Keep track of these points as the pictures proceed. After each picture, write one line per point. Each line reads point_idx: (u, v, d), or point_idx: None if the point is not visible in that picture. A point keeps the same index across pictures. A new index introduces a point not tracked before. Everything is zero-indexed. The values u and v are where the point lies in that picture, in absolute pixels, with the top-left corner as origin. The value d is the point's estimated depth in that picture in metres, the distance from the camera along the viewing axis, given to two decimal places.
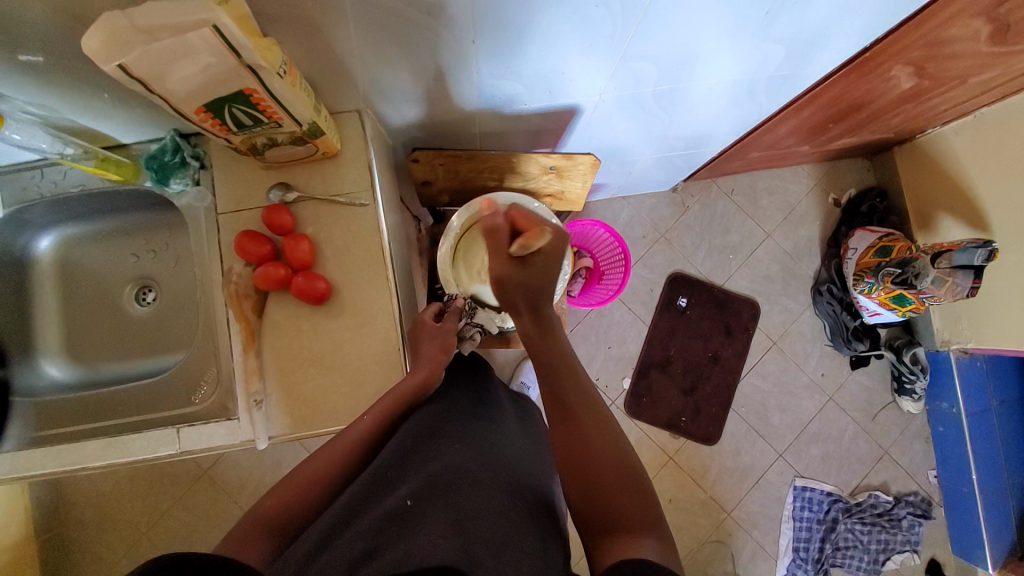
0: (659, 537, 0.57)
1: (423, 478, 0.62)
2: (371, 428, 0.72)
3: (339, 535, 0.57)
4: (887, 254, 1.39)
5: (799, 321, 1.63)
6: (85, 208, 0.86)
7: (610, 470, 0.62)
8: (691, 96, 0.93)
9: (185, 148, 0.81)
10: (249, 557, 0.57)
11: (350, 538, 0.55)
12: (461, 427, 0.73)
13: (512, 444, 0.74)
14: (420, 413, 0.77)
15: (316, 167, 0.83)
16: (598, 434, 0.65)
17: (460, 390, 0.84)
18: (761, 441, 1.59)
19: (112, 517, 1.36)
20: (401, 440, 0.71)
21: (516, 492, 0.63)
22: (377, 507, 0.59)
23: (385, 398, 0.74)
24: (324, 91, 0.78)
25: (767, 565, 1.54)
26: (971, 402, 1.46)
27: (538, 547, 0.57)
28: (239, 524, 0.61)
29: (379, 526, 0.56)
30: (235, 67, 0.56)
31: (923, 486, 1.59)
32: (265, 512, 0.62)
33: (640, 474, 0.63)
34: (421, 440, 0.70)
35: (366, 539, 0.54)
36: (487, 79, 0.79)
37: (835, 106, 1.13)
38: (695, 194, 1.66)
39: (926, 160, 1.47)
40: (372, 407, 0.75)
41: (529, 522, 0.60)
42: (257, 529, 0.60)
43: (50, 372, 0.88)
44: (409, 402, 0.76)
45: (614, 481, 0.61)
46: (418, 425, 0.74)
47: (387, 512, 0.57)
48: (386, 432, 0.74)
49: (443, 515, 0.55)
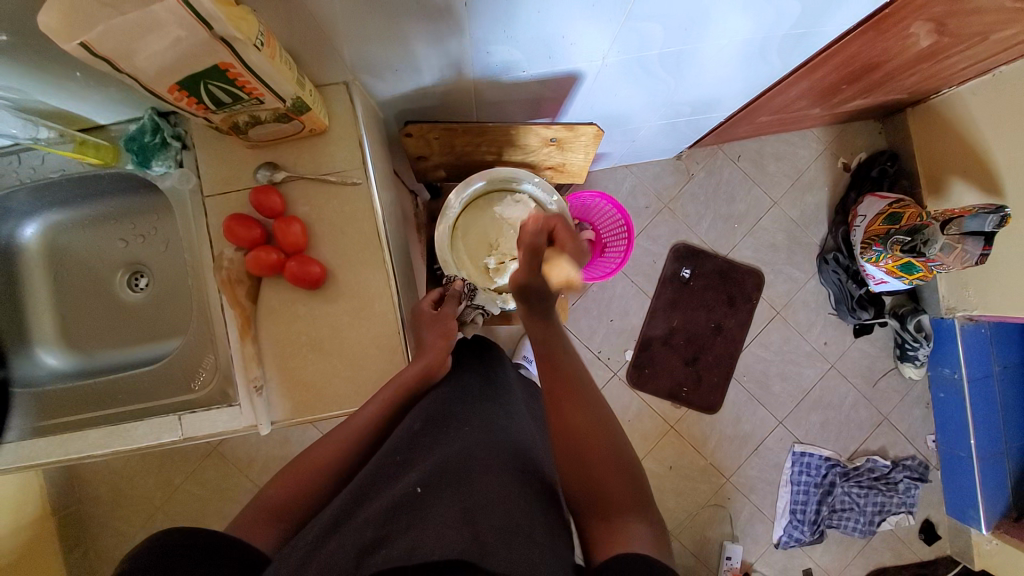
0: (652, 530, 0.57)
1: (431, 464, 0.61)
2: (371, 423, 0.72)
3: (346, 521, 0.56)
4: (896, 222, 1.35)
5: (803, 290, 1.61)
6: (67, 193, 0.83)
7: (608, 460, 0.61)
8: (700, 58, 0.88)
9: (164, 128, 0.77)
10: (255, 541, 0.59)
11: (356, 526, 0.54)
12: (469, 410, 0.72)
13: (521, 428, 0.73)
14: (432, 395, 0.75)
15: (304, 145, 0.79)
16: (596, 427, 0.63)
17: (468, 372, 0.82)
18: (762, 409, 1.60)
19: (126, 493, 1.40)
20: (408, 425, 0.70)
21: (525, 478, 0.63)
22: (384, 495, 0.58)
23: (390, 386, 0.74)
24: (307, 63, 0.73)
25: (765, 526, 1.58)
26: (972, 368, 1.46)
27: (547, 535, 0.56)
28: (244, 512, 0.63)
29: (388, 513, 0.55)
30: (207, 40, 0.52)
31: (921, 450, 1.61)
32: (270, 499, 0.64)
33: (634, 466, 0.62)
34: (426, 425, 0.69)
35: (374, 527, 0.53)
36: (481, 46, 0.73)
37: (851, 66, 1.07)
38: (700, 161, 1.61)
39: (940, 121, 1.40)
40: (375, 397, 0.74)
41: (540, 511, 0.59)
42: (262, 516, 0.62)
43: (47, 361, 0.87)
44: (413, 389, 0.75)
45: (613, 475, 0.60)
46: (426, 408, 0.72)
47: (395, 499, 0.57)
48: (394, 416, 0.74)
49: (452, 504, 0.55)
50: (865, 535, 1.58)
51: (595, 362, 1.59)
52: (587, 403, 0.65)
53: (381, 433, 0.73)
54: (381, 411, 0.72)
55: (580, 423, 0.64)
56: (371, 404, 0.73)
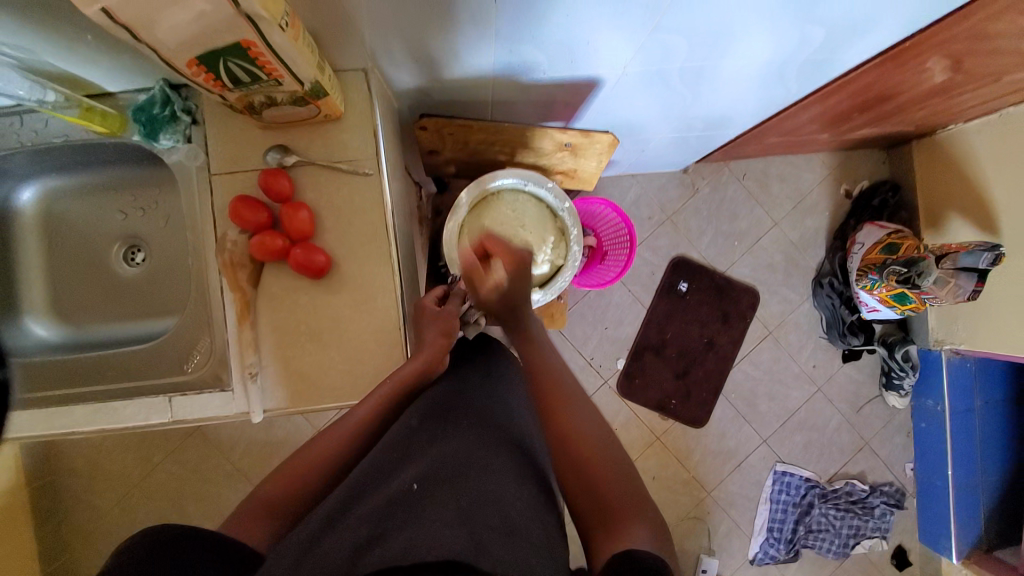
0: (652, 528, 0.58)
1: (429, 461, 0.61)
2: (369, 418, 0.71)
3: (344, 516, 0.57)
4: (894, 251, 1.37)
5: (797, 312, 1.62)
6: (68, 159, 0.81)
7: (602, 462, 0.62)
8: (719, 75, 0.88)
9: (175, 101, 0.75)
10: (252, 543, 0.57)
11: (354, 521, 0.55)
12: (468, 405, 0.72)
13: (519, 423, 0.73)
14: (428, 393, 0.74)
15: (317, 130, 0.78)
16: (585, 426, 0.65)
17: (469, 367, 0.82)
18: (747, 427, 1.61)
19: (103, 467, 1.37)
20: (406, 420, 0.69)
21: (523, 477, 0.63)
22: (380, 491, 0.59)
23: (388, 381, 0.72)
24: (328, 47, 0.72)
25: (741, 542, 1.59)
26: (955, 401, 1.48)
27: (543, 533, 0.57)
28: (238, 509, 0.61)
29: (383, 512, 0.55)
30: (232, 16, 0.50)
31: (899, 477, 1.64)
32: (263, 497, 0.62)
33: (625, 457, 0.65)
34: (424, 419, 0.69)
35: (371, 525, 0.54)
36: (506, 44, 0.73)
37: (863, 96, 1.08)
38: (706, 176, 1.61)
39: (944, 154, 1.42)
40: (371, 394, 0.72)
41: (538, 511, 0.60)
42: (260, 512, 0.60)
43: (36, 332, 0.85)
44: (415, 388, 0.75)
45: (610, 473, 0.62)
46: (423, 404, 0.71)
47: (391, 497, 0.57)
48: (391, 412, 0.73)
49: (449, 503, 0.55)
50: (839, 557, 1.60)
51: (587, 368, 1.59)
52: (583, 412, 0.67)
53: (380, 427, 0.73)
54: (376, 411, 0.71)
55: (584, 434, 0.64)
56: (365, 403, 0.71)
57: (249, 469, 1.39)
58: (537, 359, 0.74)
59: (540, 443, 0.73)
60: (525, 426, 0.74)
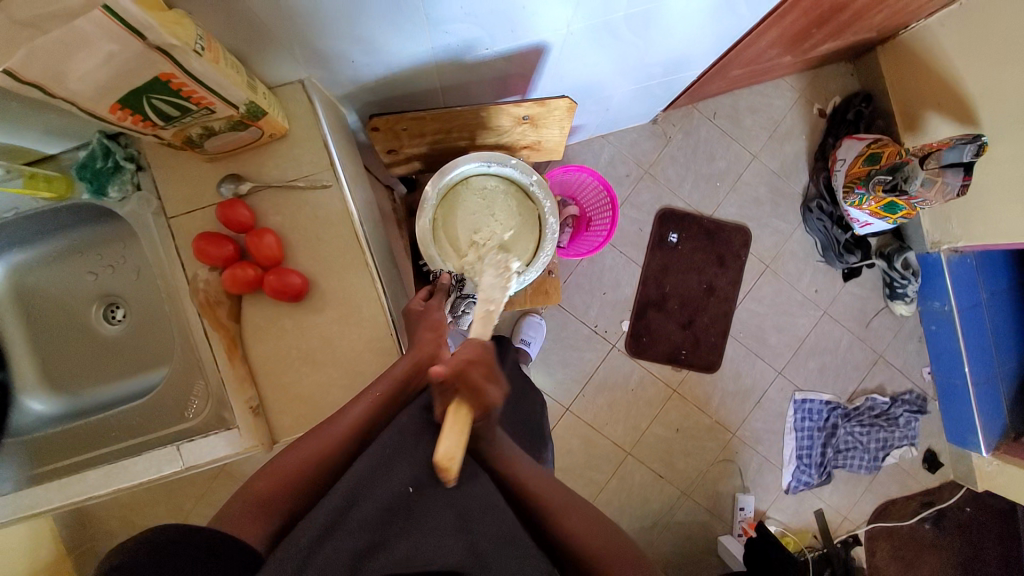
0: None
1: (428, 461, 0.59)
2: (363, 418, 0.68)
3: (339, 523, 0.53)
4: (877, 161, 1.35)
5: (791, 240, 1.61)
6: (26, 230, 0.79)
7: (602, 551, 0.62)
8: (666, 16, 0.84)
9: (116, 151, 0.73)
10: (244, 537, 0.58)
11: (352, 527, 0.53)
12: None
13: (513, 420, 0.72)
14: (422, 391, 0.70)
15: (266, 152, 0.76)
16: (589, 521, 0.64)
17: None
18: (760, 362, 1.62)
19: (137, 524, 1.38)
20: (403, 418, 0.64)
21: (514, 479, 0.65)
22: (378, 491, 0.56)
23: (381, 381, 0.71)
24: (256, 65, 0.69)
25: (773, 475, 1.62)
26: (960, 298, 1.47)
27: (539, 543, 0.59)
28: (229, 505, 0.62)
29: (382, 519, 0.54)
30: (142, 51, 0.48)
31: (917, 383, 1.65)
32: (257, 494, 0.62)
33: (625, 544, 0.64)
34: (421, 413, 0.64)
35: (370, 533, 0.53)
36: (439, 26, 0.70)
37: (818, 9, 1.04)
38: (676, 122, 1.58)
39: (911, 54, 1.39)
40: (366, 396, 0.70)
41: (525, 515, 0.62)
42: (251, 510, 0.61)
43: (33, 408, 0.84)
44: (408, 386, 0.72)
45: (608, 554, 0.62)
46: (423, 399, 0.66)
47: (390, 501, 0.55)
48: (385, 413, 0.70)
49: (448, 509, 0.56)
50: (870, 471, 1.62)
51: (593, 337, 1.58)
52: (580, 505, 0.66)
53: (374, 427, 0.69)
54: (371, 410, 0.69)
55: (581, 523, 0.64)
56: (359, 406, 0.69)
57: None
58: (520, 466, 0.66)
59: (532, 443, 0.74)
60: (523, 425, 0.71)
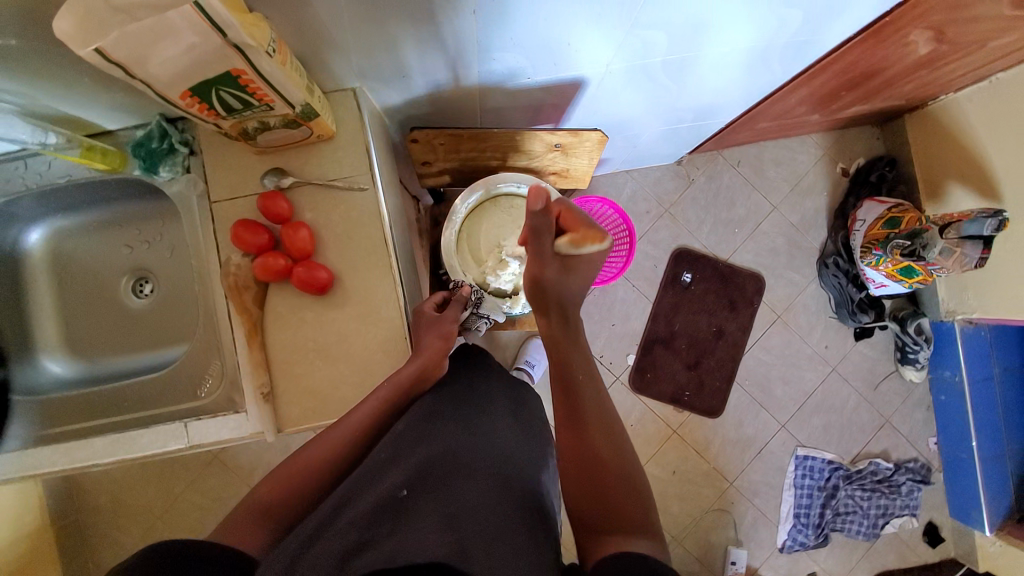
0: (651, 536, 0.58)
1: (416, 465, 0.62)
2: (366, 424, 0.71)
3: (331, 523, 0.54)
4: (896, 226, 1.36)
5: (805, 294, 1.61)
6: (74, 198, 0.83)
7: (614, 471, 0.64)
8: (700, 65, 0.88)
9: (172, 134, 0.77)
10: (246, 546, 0.58)
11: (343, 525, 0.54)
12: (454, 410, 0.73)
13: (504, 434, 0.72)
14: (420, 401, 0.74)
15: (311, 151, 0.79)
16: (604, 431, 0.67)
17: (456, 379, 0.81)
18: (764, 413, 1.60)
19: (124, 502, 1.38)
20: (396, 427, 0.69)
21: (509, 485, 0.63)
22: (368, 494, 0.58)
23: (385, 385, 0.73)
24: (315, 70, 0.74)
25: (768, 530, 1.57)
26: (973, 370, 1.47)
27: (528, 537, 0.58)
28: (235, 510, 0.63)
29: (373, 516, 0.54)
30: (220, 46, 0.52)
31: (923, 453, 1.61)
32: (259, 500, 0.64)
33: (639, 476, 0.65)
34: (415, 423, 0.69)
35: (360, 531, 0.53)
36: (488, 52, 0.74)
37: (851, 73, 1.08)
38: (700, 166, 1.62)
39: (938, 125, 1.42)
40: (366, 400, 0.73)
41: (517, 512, 0.60)
42: (253, 516, 0.62)
43: (51, 369, 0.87)
44: (408, 393, 0.75)
45: (617, 479, 0.63)
46: (415, 412, 0.71)
47: (381, 500, 0.56)
48: (385, 421, 0.73)
49: (435, 510, 0.57)
50: (869, 538, 1.57)
51: (597, 367, 1.58)
52: (604, 415, 0.69)
53: (374, 434, 0.72)
54: (374, 412, 0.72)
55: (603, 438, 0.67)
56: (359, 411, 0.72)
57: None
58: (570, 362, 0.74)
59: (532, 455, 0.72)
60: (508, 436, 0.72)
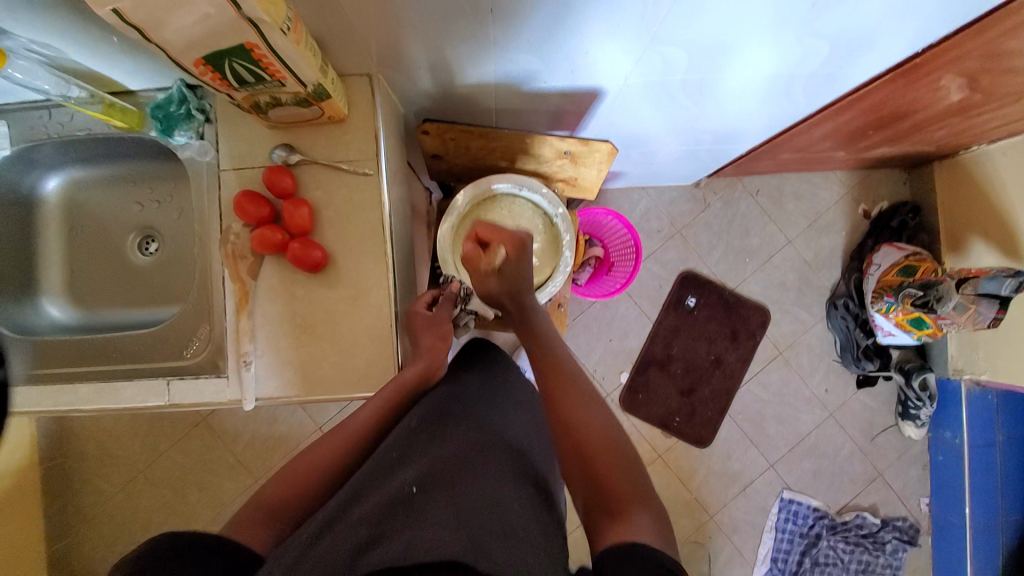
0: (653, 516, 0.59)
1: (428, 463, 0.62)
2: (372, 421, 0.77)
3: (340, 520, 0.57)
4: (910, 274, 1.34)
5: (809, 333, 1.58)
6: (92, 152, 0.86)
7: (609, 461, 0.64)
8: (723, 87, 0.88)
9: (191, 100, 0.79)
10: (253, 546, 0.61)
11: (351, 522, 0.55)
12: (470, 409, 0.73)
13: (519, 435, 0.73)
14: (432, 393, 0.77)
15: (321, 131, 0.81)
16: (581, 406, 0.71)
17: (466, 371, 0.83)
18: (753, 449, 1.57)
19: (110, 452, 1.42)
20: (407, 423, 0.72)
21: (521, 483, 0.64)
22: (380, 491, 0.59)
23: (387, 389, 0.77)
24: (333, 53, 0.75)
25: (743, 569, 1.54)
26: (975, 435, 1.42)
27: (543, 539, 0.57)
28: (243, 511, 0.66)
29: (383, 512, 0.56)
30: (234, 20, 0.54)
31: (913, 512, 1.56)
32: (267, 501, 0.67)
33: (631, 458, 0.66)
34: (426, 423, 0.70)
35: (369, 526, 0.54)
36: (505, 53, 0.75)
37: (878, 113, 1.06)
38: (718, 191, 1.60)
39: (966, 176, 1.38)
40: (375, 398, 0.78)
41: (532, 512, 0.61)
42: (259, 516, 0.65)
43: (50, 312, 0.90)
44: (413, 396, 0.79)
45: (606, 458, 0.65)
46: (425, 408, 0.74)
47: (390, 496, 0.58)
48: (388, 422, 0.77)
49: (449, 506, 0.56)
50: None
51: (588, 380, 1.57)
52: (590, 406, 0.71)
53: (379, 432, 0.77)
54: (377, 414, 0.76)
55: (589, 425, 0.68)
56: (367, 407, 0.77)
57: (252, 461, 1.43)
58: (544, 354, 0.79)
59: (541, 454, 0.74)
60: (524, 439, 0.73)
